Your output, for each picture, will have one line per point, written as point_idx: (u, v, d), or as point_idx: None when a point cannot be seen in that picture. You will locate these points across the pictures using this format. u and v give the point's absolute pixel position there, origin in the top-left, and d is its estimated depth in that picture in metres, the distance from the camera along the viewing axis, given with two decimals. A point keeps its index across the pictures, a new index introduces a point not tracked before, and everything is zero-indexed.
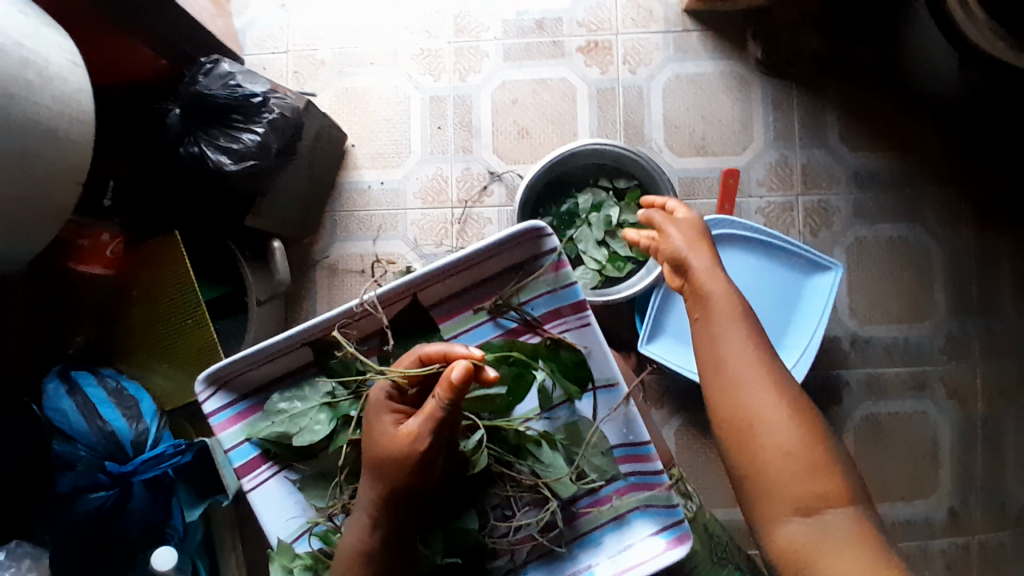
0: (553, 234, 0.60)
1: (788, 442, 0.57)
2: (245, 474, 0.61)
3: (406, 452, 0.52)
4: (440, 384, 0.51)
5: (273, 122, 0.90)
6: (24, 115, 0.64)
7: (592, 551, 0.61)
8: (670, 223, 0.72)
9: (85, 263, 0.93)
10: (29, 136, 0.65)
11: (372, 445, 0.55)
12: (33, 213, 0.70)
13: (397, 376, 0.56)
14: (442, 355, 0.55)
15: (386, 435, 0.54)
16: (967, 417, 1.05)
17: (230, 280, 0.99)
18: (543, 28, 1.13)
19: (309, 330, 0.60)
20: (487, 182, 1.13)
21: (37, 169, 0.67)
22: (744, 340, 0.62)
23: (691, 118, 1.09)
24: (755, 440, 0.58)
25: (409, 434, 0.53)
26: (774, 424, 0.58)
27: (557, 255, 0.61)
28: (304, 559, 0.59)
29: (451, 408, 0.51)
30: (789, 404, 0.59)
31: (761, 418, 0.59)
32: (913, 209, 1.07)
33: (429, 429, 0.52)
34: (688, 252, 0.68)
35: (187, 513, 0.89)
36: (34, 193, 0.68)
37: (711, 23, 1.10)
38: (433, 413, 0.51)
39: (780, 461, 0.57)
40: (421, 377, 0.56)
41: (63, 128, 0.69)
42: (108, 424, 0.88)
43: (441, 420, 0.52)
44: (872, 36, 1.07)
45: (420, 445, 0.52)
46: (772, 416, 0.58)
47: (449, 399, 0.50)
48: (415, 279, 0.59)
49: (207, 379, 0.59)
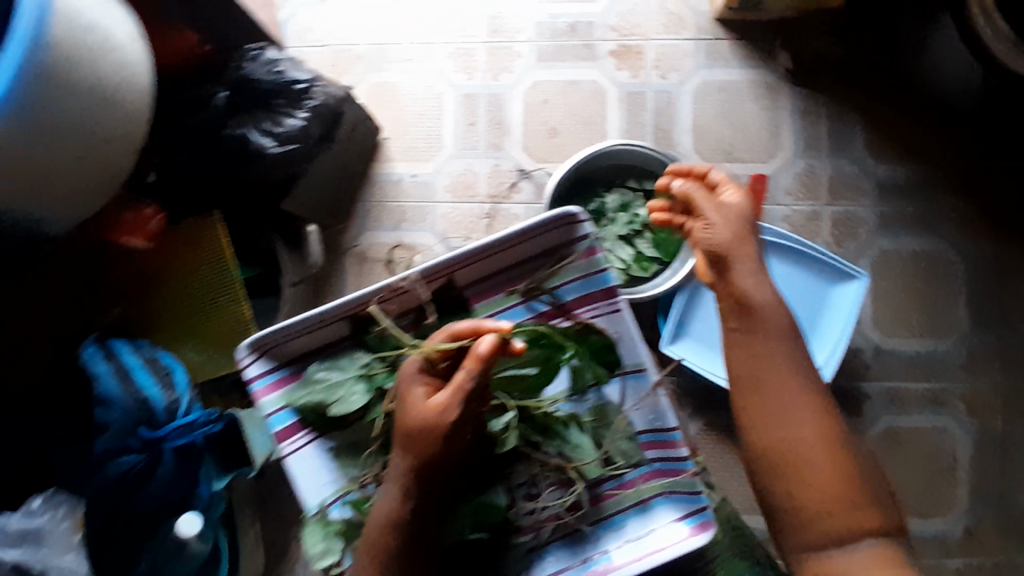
0: (588, 220, 0.61)
1: (823, 472, 0.63)
2: (282, 440, 0.63)
3: (434, 421, 0.53)
4: (467, 357, 0.53)
5: (316, 109, 0.94)
6: (86, 84, 0.68)
7: (614, 534, 0.63)
8: (714, 211, 0.74)
9: (128, 235, 0.95)
10: (90, 101, 0.68)
11: (403, 417, 0.56)
12: (88, 179, 0.73)
13: (431, 352, 0.59)
14: (474, 330, 0.59)
15: (416, 406, 0.55)
16: (985, 433, 1.05)
17: (265, 261, 1.04)
18: (575, 31, 1.15)
19: (349, 304, 0.62)
20: (516, 179, 1.16)
21: (93, 136, 0.70)
22: (782, 367, 0.68)
23: (720, 124, 1.11)
24: (787, 458, 0.64)
25: (438, 405, 0.53)
26: (807, 447, 0.64)
27: (590, 241, 0.62)
28: (338, 525, 0.61)
29: (477, 381, 0.53)
30: (824, 431, 0.65)
31: (795, 440, 0.65)
32: (937, 223, 1.08)
33: (457, 401, 0.53)
34: (732, 249, 0.72)
35: (216, 482, 0.93)
36: (90, 158, 0.71)
37: (741, 33, 1.12)
38: (461, 384, 0.53)
39: (810, 479, 0.63)
40: (453, 352, 0.59)
41: (124, 96, 0.72)
42: (142, 391, 0.90)
43: (470, 391, 0.53)
44: (900, 51, 1.09)
45: (448, 415, 0.53)
46: (804, 438, 0.64)
47: (477, 370, 0.52)
48: (453, 259, 0.61)
49: (251, 346, 0.62)
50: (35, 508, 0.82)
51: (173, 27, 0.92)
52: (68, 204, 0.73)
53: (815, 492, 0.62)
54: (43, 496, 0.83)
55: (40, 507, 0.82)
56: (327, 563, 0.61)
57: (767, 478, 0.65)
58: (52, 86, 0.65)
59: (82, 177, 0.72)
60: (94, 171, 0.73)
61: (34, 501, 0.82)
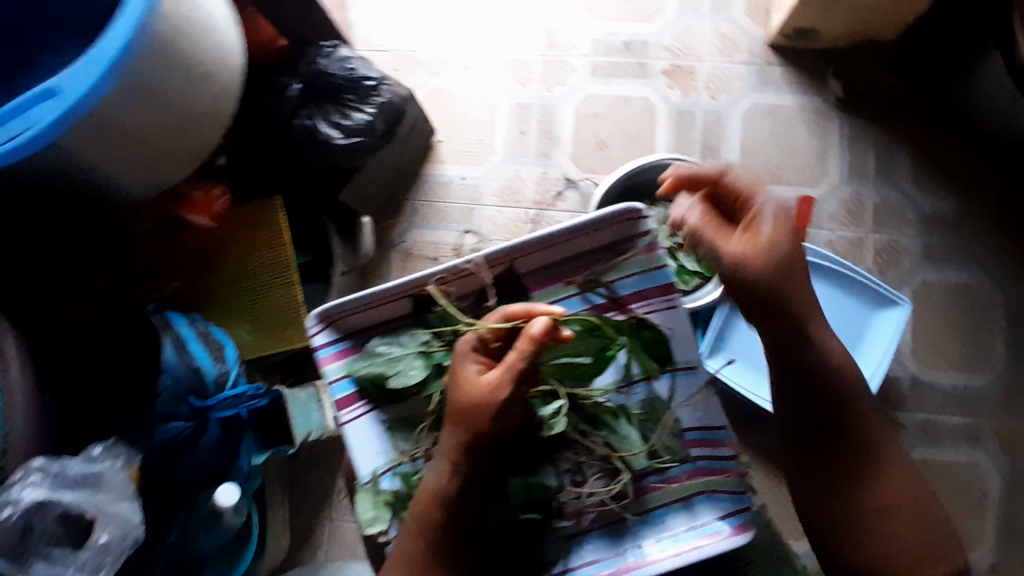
0: (651, 216, 0.64)
1: (874, 500, 0.68)
2: (341, 408, 0.65)
3: (486, 399, 0.56)
4: (521, 338, 0.56)
5: (382, 106, 0.98)
6: (188, 59, 0.72)
7: (654, 528, 0.63)
8: (750, 250, 0.66)
9: (192, 212, 0.98)
10: (189, 72, 0.73)
11: (455, 394, 0.58)
12: (173, 146, 0.76)
13: (485, 330, 0.61)
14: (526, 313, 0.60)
15: (468, 383, 0.58)
16: (1021, 473, 1.04)
17: (319, 250, 1.08)
18: (630, 49, 1.19)
19: (414, 282, 0.64)
20: (562, 187, 1.18)
21: (187, 109, 0.75)
22: (834, 410, 0.69)
23: (768, 146, 1.13)
24: (854, 501, 0.68)
25: (489, 384, 0.57)
26: (875, 491, 0.68)
27: (651, 238, 0.65)
28: (388, 495, 0.64)
29: (530, 361, 0.56)
30: (895, 475, 0.69)
31: (863, 485, 0.68)
32: (982, 257, 1.08)
33: (508, 379, 0.56)
34: (777, 289, 0.66)
35: (255, 456, 0.96)
36: (179, 127, 0.75)
37: (793, 60, 1.15)
38: (514, 363, 0.56)
39: (877, 522, 0.68)
40: (506, 331, 0.61)
41: (217, 73, 0.77)
42: (195, 360, 0.93)
43: (521, 371, 0.56)
44: (951, 86, 1.11)
45: (499, 393, 0.56)
46: (875, 484, 0.68)
47: (531, 351, 0.56)
48: (518, 246, 0.63)
49: (320, 315, 0.65)
50: (96, 454, 0.70)
51: (256, 20, 0.98)
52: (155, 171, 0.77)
53: (879, 536, 0.68)
54: (104, 443, 0.72)
55: (99, 453, 0.71)
56: (375, 529, 0.64)
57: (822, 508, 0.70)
58: (158, 52, 0.69)
59: (171, 147, 0.76)
60: (183, 143, 0.78)
61: (95, 447, 0.70)
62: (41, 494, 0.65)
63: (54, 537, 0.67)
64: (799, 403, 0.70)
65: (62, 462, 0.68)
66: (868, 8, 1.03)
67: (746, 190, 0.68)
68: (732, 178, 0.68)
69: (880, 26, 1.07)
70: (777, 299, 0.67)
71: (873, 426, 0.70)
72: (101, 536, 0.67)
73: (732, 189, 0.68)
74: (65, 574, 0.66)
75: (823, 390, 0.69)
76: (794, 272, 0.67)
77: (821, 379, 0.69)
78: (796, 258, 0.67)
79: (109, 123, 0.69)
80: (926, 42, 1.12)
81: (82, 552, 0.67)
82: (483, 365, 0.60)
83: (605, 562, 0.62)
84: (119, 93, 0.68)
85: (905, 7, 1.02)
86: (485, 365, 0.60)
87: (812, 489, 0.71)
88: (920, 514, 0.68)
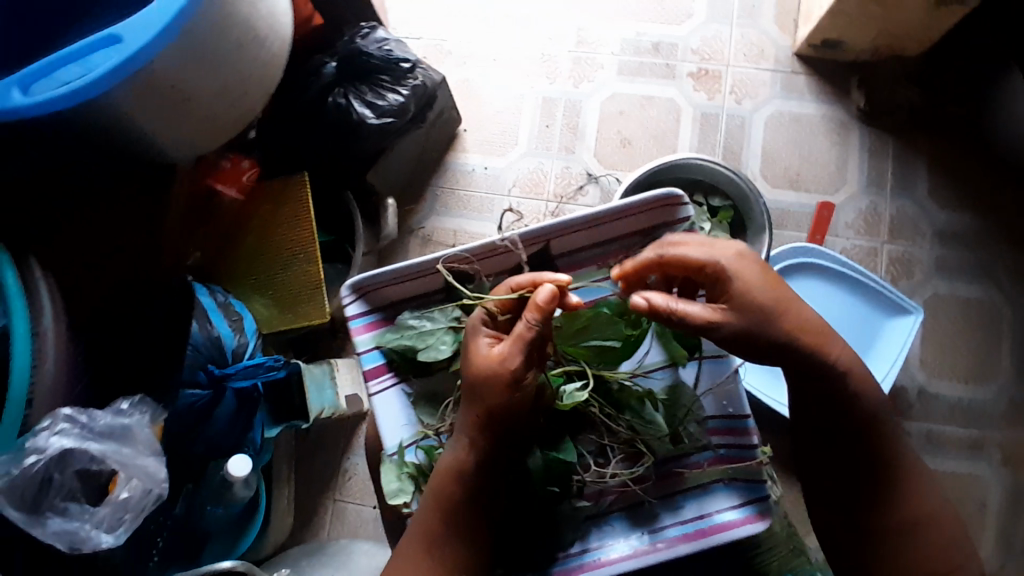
0: (690, 203, 0.64)
1: (906, 516, 0.66)
2: (370, 378, 0.65)
3: (498, 369, 0.55)
4: (528, 307, 0.56)
5: (415, 88, 1.00)
6: (242, 21, 0.73)
7: (671, 513, 0.63)
8: (724, 320, 0.59)
9: (222, 182, 1.00)
10: (242, 35, 0.73)
11: (466, 367, 0.58)
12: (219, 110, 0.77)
13: (491, 304, 0.60)
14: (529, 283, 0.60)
15: (479, 355, 0.57)
16: (1021, 486, 1.05)
17: (341, 230, 1.09)
18: (658, 50, 1.21)
19: (450, 257, 0.63)
20: (583, 182, 1.19)
21: (236, 72, 0.76)
22: (870, 429, 0.65)
23: (789, 153, 1.15)
24: (886, 519, 0.66)
25: (499, 355, 0.56)
26: (906, 505, 0.66)
27: (689, 224, 0.65)
28: (412, 467, 0.63)
29: (537, 330, 0.56)
30: (925, 486, 0.67)
31: (893, 501, 0.66)
32: (992, 273, 1.10)
33: (517, 350, 0.56)
34: (764, 342, 0.60)
35: (268, 429, 0.97)
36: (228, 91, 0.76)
37: (818, 70, 1.17)
38: (522, 334, 0.56)
39: (910, 537, 0.66)
40: (511, 304, 0.60)
41: (267, 40, 0.77)
42: (214, 329, 0.92)
43: (531, 340, 0.56)
44: (970, 104, 1.13)
45: (510, 362, 0.55)
46: (907, 499, 0.66)
47: (539, 319, 0.56)
48: (557, 225, 0.63)
49: (354, 285, 0.63)
50: (123, 408, 0.69)
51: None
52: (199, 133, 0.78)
53: (914, 551, 0.65)
54: (132, 398, 0.70)
55: (127, 407, 0.69)
56: (398, 501, 0.63)
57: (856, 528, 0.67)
58: (217, 13, 0.70)
59: (218, 109, 0.77)
60: (228, 107, 0.78)
61: (122, 402, 0.69)
62: (70, 442, 0.64)
63: (72, 491, 0.66)
64: (815, 427, 0.67)
65: (90, 413, 0.67)
66: (896, 22, 1.06)
67: (697, 256, 0.60)
68: (677, 252, 0.60)
69: (905, 42, 1.10)
70: (770, 347, 0.61)
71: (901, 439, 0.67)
72: (123, 491, 0.66)
73: (682, 261, 0.60)
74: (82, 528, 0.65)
75: (851, 415, 0.65)
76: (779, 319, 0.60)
77: (849, 406, 0.65)
78: (778, 304, 0.60)
79: (161, 80, 0.70)
80: (949, 60, 1.14)
81: (102, 507, 0.65)
82: (495, 338, 0.59)
83: (625, 544, 0.62)
84: (175, 50, 0.69)
85: (931, 23, 1.04)
86: (495, 338, 0.59)
87: (841, 510, 0.67)
88: (949, 520, 0.67)
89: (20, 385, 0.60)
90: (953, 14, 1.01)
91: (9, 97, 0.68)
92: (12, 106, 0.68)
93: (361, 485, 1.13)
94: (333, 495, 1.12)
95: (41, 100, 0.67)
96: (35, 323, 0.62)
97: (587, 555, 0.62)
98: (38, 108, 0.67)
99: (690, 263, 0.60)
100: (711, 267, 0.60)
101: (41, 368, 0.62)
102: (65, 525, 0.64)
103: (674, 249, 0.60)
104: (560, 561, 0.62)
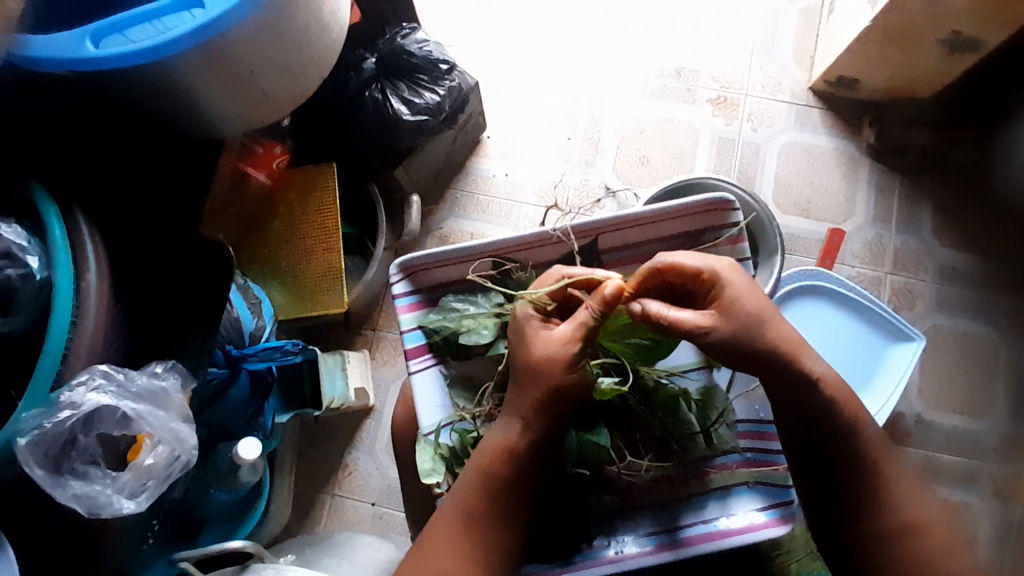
0: (740, 210, 0.66)
1: (891, 519, 0.64)
2: (411, 357, 0.65)
3: (563, 354, 0.58)
4: (593, 298, 0.59)
5: (451, 89, 1.02)
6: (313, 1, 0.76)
7: (697, 513, 0.62)
8: (716, 328, 0.60)
9: (253, 167, 1.01)
10: (305, 19, 0.76)
11: (528, 354, 0.59)
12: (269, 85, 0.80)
13: (541, 296, 0.61)
14: (589, 274, 0.61)
15: (540, 343, 0.59)
16: (1010, 518, 1.08)
17: (364, 223, 1.10)
18: (680, 75, 1.26)
19: (497, 243, 0.64)
20: (601, 196, 1.22)
21: (294, 53, 0.78)
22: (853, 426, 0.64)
23: (801, 182, 1.20)
24: (867, 527, 0.64)
25: (561, 340, 0.59)
26: (890, 506, 0.64)
27: (738, 230, 0.66)
28: (445, 449, 0.64)
29: (602, 318, 0.59)
30: (909, 494, 0.65)
31: (874, 509, 0.64)
32: (988, 310, 1.15)
33: (581, 336, 0.59)
34: (752, 352, 0.60)
35: (280, 415, 0.98)
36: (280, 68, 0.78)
37: (831, 106, 1.23)
38: (586, 321, 0.59)
39: (897, 547, 0.63)
40: (559, 294, 0.61)
41: (325, 26, 0.80)
42: (234, 310, 0.91)
43: (592, 328, 0.59)
44: (973, 148, 1.19)
45: (574, 347, 0.59)
46: (888, 507, 0.64)
47: (602, 310, 0.59)
48: (610, 220, 0.65)
49: (402, 265, 0.65)
50: (158, 372, 0.73)
51: None
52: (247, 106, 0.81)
53: (903, 563, 0.63)
54: (165, 363, 0.74)
55: (161, 372, 0.74)
56: (430, 481, 0.64)
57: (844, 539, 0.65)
58: None
59: (275, 83, 0.80)
60: (279, 83, 0.81)
61: (156, 365, 0.73)
62: (107, 400, 0.66)
63: (93, 455, 0.70)
64: (806, 429, 0.65)
65: (127, 373, 0.69)
66: (909, 65, 1.12)
67: (694, 265, 0.61)
68: (675, 260, 0.61)
69: (916, 84, 1.16)
70: (759, 359, 0.61)
71: (877, 442, 0.65)
72: (148, 457, 0.71)
73: (678, 270, 0.61)
74: (101, 489, 0.69)
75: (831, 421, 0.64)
76: (767, 328, 0.61)
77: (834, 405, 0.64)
78: (766, 313, 0.61)
79: (224, 50, 0.72)
80: (956, 105, 1.20)
81: (125, 473, 0.70)
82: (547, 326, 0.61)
83: (642, 540, 0.61)
84: (252, 21, 0.72)
85: (942, 68, 1.11)
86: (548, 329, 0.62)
87: (828, 521, 0.66)
88: (943, 530, 0.64)
89: (58, 339, 0.62)
90: (964, 60, 1.08)
91: (80, 48, 0.70)
92: (83, 57, 0.69)
93: (361, 482, 1.11)
94: (333, 490, 1.11)
95: (114, 54, 0.70)
96: (79, 280, 0.65)
97: (610, 548, 0.61)
98: (110, 60, 0.70)
99: (686, 272, 0.61)
100: (706, 276, 0.61)
101: (81, 324, 0.64)
102: (85, 488, 0.68)
103: (672, 257, 0.61)
104: (583, 553, 0.61)
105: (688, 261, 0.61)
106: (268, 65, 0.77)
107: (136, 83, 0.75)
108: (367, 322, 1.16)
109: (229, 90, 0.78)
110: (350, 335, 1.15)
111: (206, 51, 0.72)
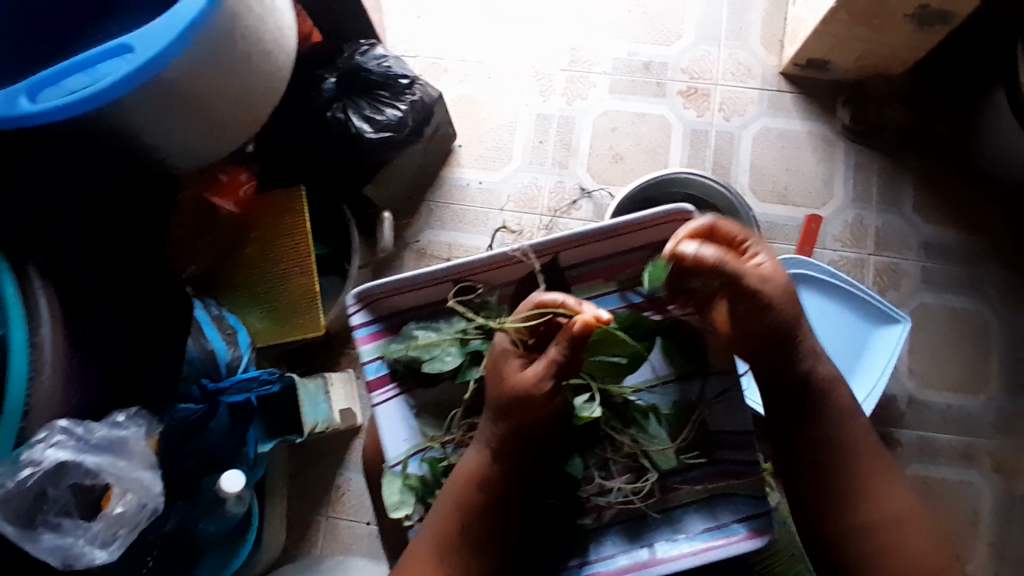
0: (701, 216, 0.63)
1: (875, 509, 0.62)
2: (375, 388, 0.64)
3: (535, 392, 0.58)
4: (561, 336, 0.58)
5: (413, 103, 1.01)
6: (252, 31, 0.76)
7: (672, 530, 0.60)
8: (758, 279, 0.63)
9: (220, 196, 0.98)
10: (247, 51, 0.76)
11: (500, 387, 0.60)
12: (216, 118, 0.79)
13: (515, 330, 0.60)
14: (560, 302, 0.58)
15: (512, 376, 0.59)
16: (1012, 494, 1.06)
17: (336, 242, 1.09)
18: (649, 69, 1.24)
19: (459, 267, 0.62)
20: (577, 197, 1.20)
21: (240, 82, 0.78)
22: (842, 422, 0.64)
23: (778, 168, 1.19)
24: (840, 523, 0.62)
25: (535, 375, 0.59)
26: (869, 504, 0.62)
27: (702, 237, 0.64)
28: (415, 480, 0.63)
29: (571, 353, 0.58)
30: (884, 489, 0.63)
31: (848, 503, 0.62)
32: (978, 284, 1.13)
33: (553, 372, 0.59)
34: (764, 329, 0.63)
35: (261, 444, 0.96)
36: (226, 100, 0.78)
37: (804, 89, 1.21)
38: (555, 357, 0.58)
39: (871, 541, 0.62)
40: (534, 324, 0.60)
41: (265, 55, 0.79)
42: (208, 342, 0.90)
43: (563, 364, 0.58)
44: (954, 123, 1.17)
45: (546, 383, 0.59)
46: (862, 501, 0.62)
47: (569, 345, 0.58)
48: (569, 237, 0.62)
49: (358, 295, 0.64)
50: (120, 420, 0.74)
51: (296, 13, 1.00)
52: (199, 137, 0.80)
53: (878, 557, 0.61)
54: (128, 410, 0.75)
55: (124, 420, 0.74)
56: (399, 513, 0.64)
57: (825, 533, 0.63)
58: (221, 28, 0.72)
59: (224, 114, 0.80)
60: (228, 113, 0.80)
61: (119, 413, 0.74)
62: (66, 455, 0.67)
63: (66, 506, 0.70)
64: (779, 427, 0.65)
65: (87, 426, 0.70)
66: (880, 43, 1.09)
67: (737, 231, 0.65)
68: (727, 224, 0.64)
69: (889, 62, 1.14)
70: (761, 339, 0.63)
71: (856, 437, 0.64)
72: (118, 506, 0.71)
73: (727, 232, 0.64)
74: (76, 542, 0.69)
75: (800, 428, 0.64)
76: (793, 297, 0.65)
77: (795, 411, 0.64)
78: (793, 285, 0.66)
79: (165, 89, 0.72)
80: (931, 79, 1.18)
81: (96, 523, 0.70)
82: (525, 360, 0.61)
83: (625, 555, 0.60)
84: (188, 57, 0.71)
85: (913, 45, 1.08)
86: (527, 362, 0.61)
87: (804, 521, 0.64)
88: (920, 522, 0.63)
89: (15, 396, 0.64)
90: (935, 34, 1.05)
91: (15, 104, 0.70)
92: (15, 112, 0.70)
93: (354, 501, 1.11)
94: (326, 512, 1.11)
95: (46, 106, 0.69)
96: (32, 336, 0.65)
97: (586, 569, 0.59)
98: (41, 113, 0.69)
99: (731, 235, 0.65)
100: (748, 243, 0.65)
101: (37, 381, 0.65)
102: (58, 540, 0.68)
103: (723, 219, 0.64)
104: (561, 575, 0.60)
105: (739, 229, 0.65)
106: (216, 96, 0.77)
107: (81, 125, 0.75)
108: (349, 340, 1.16)
109: (179, 124, 0.77)
110: (335, 353, 1.15)
111: (145, 93, 0.72)
